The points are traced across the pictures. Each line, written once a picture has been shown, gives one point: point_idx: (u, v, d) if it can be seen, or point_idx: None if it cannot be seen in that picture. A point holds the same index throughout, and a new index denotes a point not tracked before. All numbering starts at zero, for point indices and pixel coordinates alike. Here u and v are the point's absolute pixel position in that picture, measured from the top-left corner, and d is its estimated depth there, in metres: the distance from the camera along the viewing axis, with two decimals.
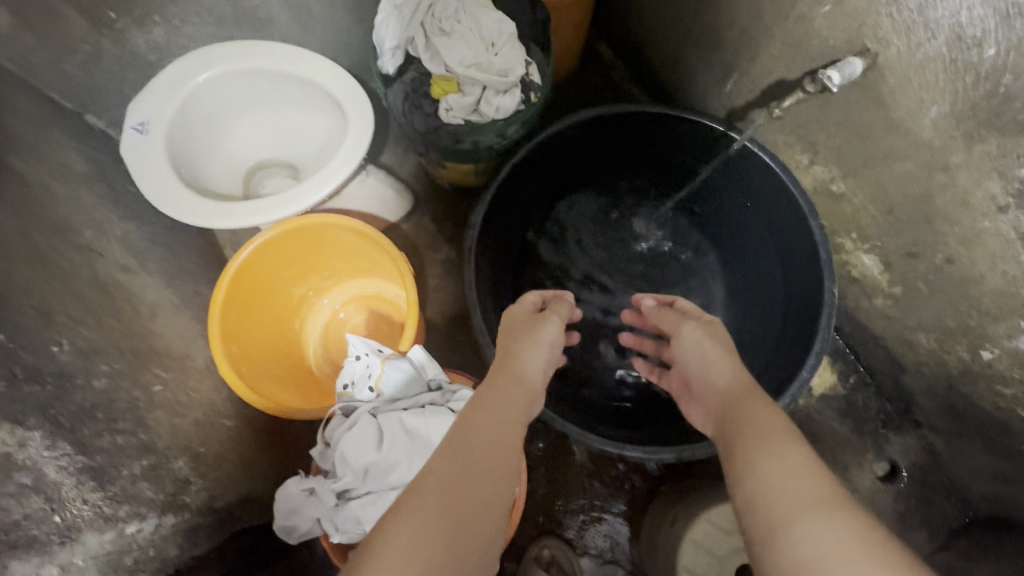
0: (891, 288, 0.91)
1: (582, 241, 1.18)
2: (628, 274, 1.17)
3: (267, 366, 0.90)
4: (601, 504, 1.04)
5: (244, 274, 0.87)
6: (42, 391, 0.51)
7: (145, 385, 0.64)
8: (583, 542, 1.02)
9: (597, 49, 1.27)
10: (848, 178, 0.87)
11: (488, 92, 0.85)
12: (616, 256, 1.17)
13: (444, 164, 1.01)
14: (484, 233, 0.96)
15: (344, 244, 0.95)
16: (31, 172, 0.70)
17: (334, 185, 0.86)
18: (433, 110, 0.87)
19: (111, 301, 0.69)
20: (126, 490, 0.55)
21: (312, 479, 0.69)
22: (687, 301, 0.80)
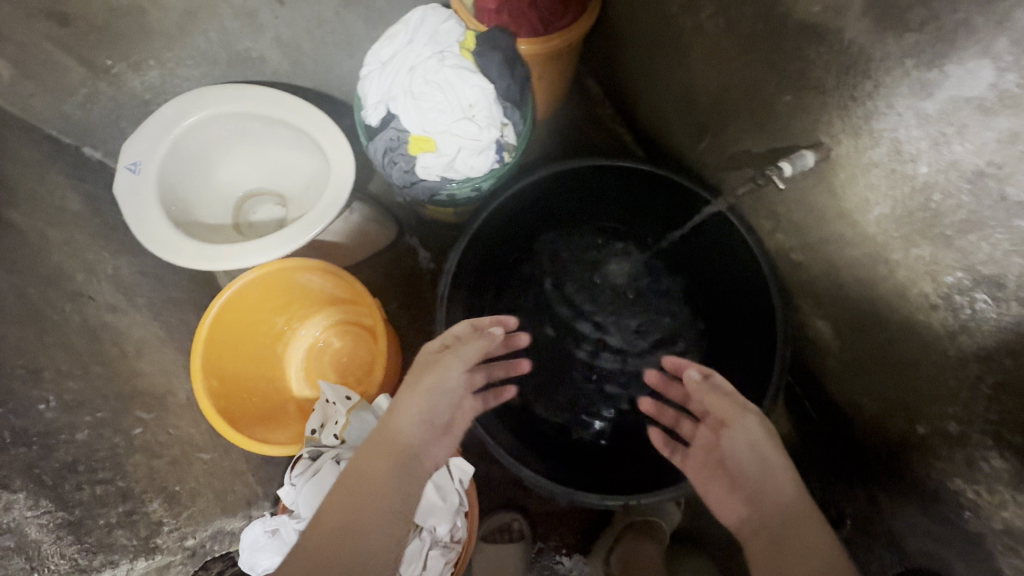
0: (842, 355, 0.95)
1: (561, 278, 1.18)
2: (603, 307, 1.16)
3: (244, 394, 0.97)
4: (574, 544, 1.08)
5: (225, 313, 0.93)
6: (28, 452, 0.59)
7: (127, 432, 0.70)
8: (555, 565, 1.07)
9: (585, 84, 1.28)
10: (805, 250, 0.91)
11: (464, 152, 0.89)
12: (593, 295, 1.17)
13: (425, 208, 1.07)
14: (459, 277, 1.01)
15: (323, 283, 1.01)
16: (28, 223, 0.75)
17: (312, 232, 0.90)
18: (410, 166, 0.91)
19: (100, 346, 0.74)
20: (101, 539, 0.64)
21: (275, 519, 0.75)
22: (722, 384, 0.77)
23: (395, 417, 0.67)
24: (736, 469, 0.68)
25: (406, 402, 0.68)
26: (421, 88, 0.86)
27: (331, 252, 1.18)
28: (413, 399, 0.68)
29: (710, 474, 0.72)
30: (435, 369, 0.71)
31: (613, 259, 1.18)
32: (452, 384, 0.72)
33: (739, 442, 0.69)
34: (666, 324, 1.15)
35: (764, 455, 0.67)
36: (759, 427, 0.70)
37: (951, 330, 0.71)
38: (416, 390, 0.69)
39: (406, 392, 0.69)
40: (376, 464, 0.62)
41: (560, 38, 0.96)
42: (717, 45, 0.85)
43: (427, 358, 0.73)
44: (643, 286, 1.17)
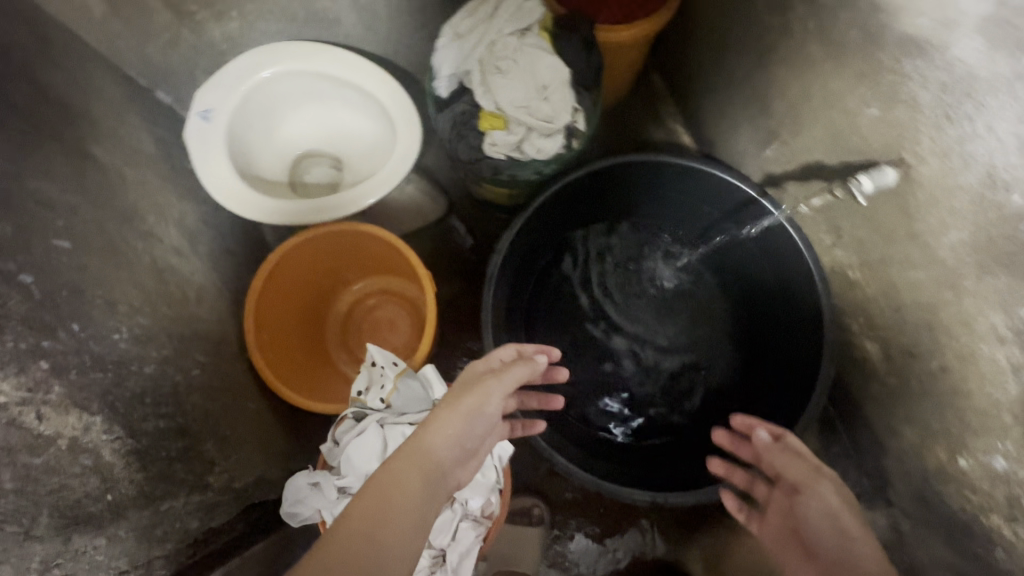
0: (889, 379, 0.93)
1: (604, 272, 1.17)
2: (644, 305, 1.16)
3: (289, 350, 0.98)
4: (593, 535, 1.09)
5: (279, 269, 0.94)
6: (104, 377, 0.59)
7: (186, 371, 0.72)
8: (570, 554, 1.08)
9: (649, 78, 1.27)
10: (864, 269, 0.89)
11: (533, 133, 0.89)
12: (632, 292, 1.17)
13: (480, 187, 1.08)
14: (508, 259, 1.01)
15: (376, 249, 1.01)
16: (108, 158, 0.77)
17: (373, 198, 0.92)
18: (478, 143, 0.91)
19: (166, 286, 0.76)
20: (162, 470, 0.62)
21: (319, 473, 0.78)
22: (802, 445, 0.76)
23: (432, 433, 0.65)
24: (816, 539, 0.67)
25: (446, 419, 0.67)
26: (498, 66, 0.88)
27: (380, 219, 1.20)
28: (452, 418, 0.67)
29: (789, 543, 0.71)
30: (477, 392, 0.70)
31: (659, 258, 1.17)
32: (488, 412, 0.71)
33: (813, 510, 0.69)
34: (707, 328, 1.15)
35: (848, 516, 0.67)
36: (828, 495, 0.69)
37: (1016, 364, 0.70)
38: (455, 410, 0.68)
39: (445, 409, 0.68)
40: (405, 485, 0.59)
41: (637, 27, 0.95)
42: (801, 52, 0.84)
43: (471, 380, 0.73)
44: (685, 286, 1.16)
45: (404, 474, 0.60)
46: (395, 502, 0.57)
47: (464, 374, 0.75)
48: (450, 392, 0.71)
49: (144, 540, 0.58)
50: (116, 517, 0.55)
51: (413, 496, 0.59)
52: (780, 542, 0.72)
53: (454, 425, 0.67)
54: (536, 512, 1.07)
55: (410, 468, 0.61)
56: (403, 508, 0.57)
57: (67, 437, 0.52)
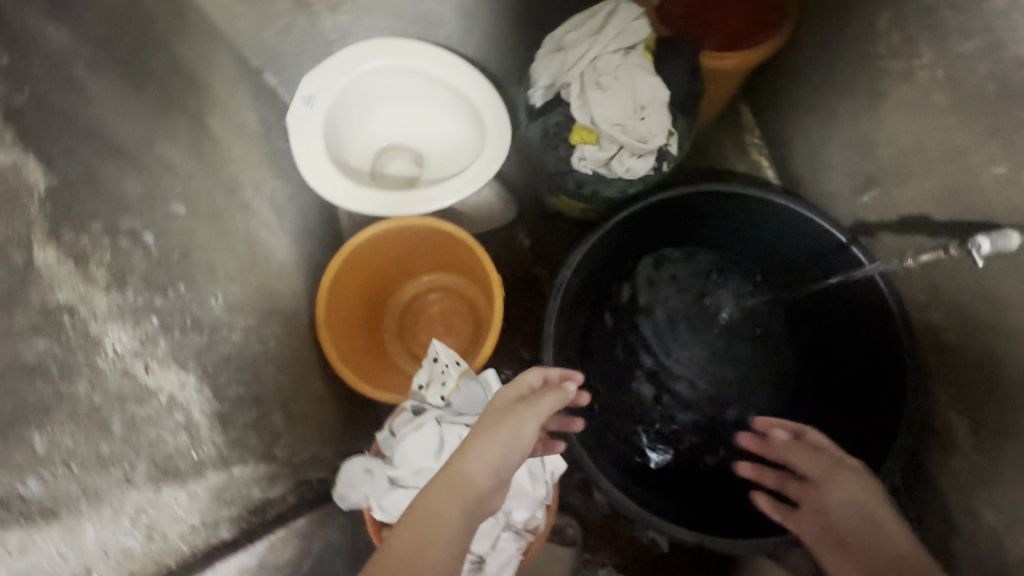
0: (972, 457, 0.84)
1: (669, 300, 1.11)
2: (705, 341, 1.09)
3: (353, 334, 1.00)
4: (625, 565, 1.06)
5: (357, 255, 0.97)
6: (200, 339, 0.62)
7: (266, 342, 0.75)
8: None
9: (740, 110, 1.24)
10: (961, 335, 0.84)
11: (624, 152, 0.87)
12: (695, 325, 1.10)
13: (556, 199, 1.07)
14: (576, 274, 0.97)
15: (449, 247, 1.03)
16: (222, 133, 0.81)
17: (455, 198, 0.93)
18: (567, 155, 0.91)
19: (256, 260, 0.80)
20: (238, 436, 0.64)
21: (372, 460, 0.78)
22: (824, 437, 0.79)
23: (468, 461, 0.61)
24: (843, 527, 0.69)
25: (481, 447, 0.62)
26: (600, 80, 0.86)
27: (452, 217, 1.22)
28: (490, 446, 0.62)
29: (820, 536, 0.71)
30: (512, 420, 0.66)
31: (728, 293, 1.10)
32: (524, 444, 0.66)
33: (836, 499, 0.71)
34: (771, 373, 1.08)
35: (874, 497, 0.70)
36: (848, 481, 0.72)
37: None
38: (491, 436, 0.63)
39: (479, 435, 0.63)
40: (446, 519, 0.54)
41: (740, 58, 0.93)
42: (921, 98, 0.79)
43: (505, 406, 0.68)
44: (753, 326, 1.09)
45: (444, 507, 0.55)
46: (434, 543, 0.52)
47: (491, 405, 0.70)
48: (480, 420, 0.67)
49: (216, 501, 0.60)
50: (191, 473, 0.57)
51: (453, 532, 0.54)
52: (811, 536, 0.72)
53: (491, 452, 0.62)
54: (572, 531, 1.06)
55: (448, 500, 0.56)
56: (444, 548, 0.53)
57: (164, 393, 0.55)
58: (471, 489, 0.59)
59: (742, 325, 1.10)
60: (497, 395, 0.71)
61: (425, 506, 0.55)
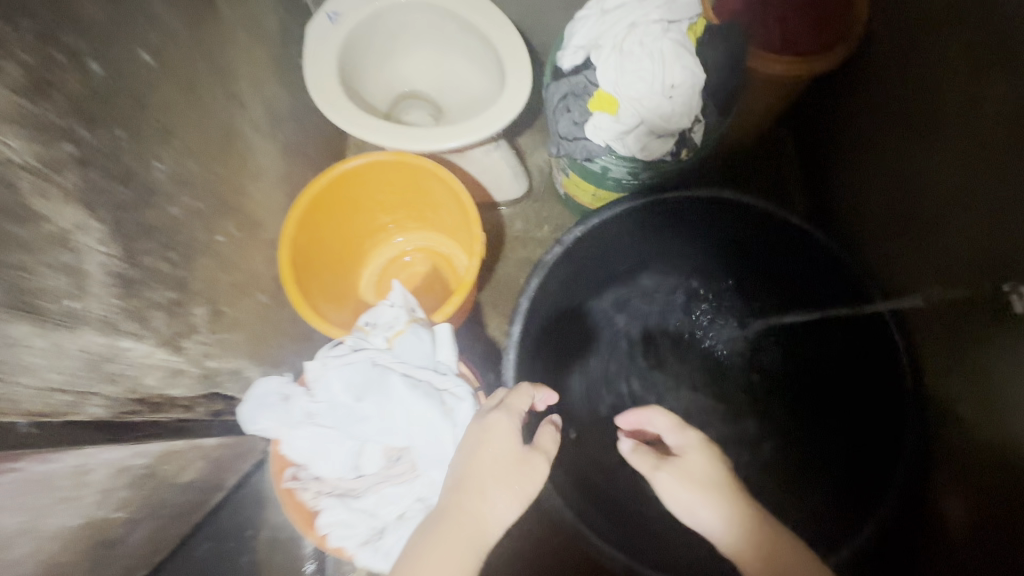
0: (969, 560, 0.71)
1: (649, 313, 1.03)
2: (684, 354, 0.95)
3: (323, 266, 0.96)
4: None
5: (344, 184, 0.91)
6: (124, 192, 0.54)
7: (211, 232, 0.69)
8: None
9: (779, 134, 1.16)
10: (983, 409, 0.71)
11: (644, 129, 0.80)
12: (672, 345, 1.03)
13: (568, 173, 0.99)
14: (560, 261, 0.81)
15: (439, 202, 0.97)
16: (228, 13, 0.77)
17: (460, 143, 0.86)
18: (581, 121, 0.83)
19: (227, 147, 0.74)
20: (140, 310, 0.56)
21: (293, 387, 0.71)
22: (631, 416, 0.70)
23: (480, 510, 0.55)
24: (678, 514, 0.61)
25: (494, 512, 0.55)
26: (633, 47, 0.80)
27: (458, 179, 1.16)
28: (505, 495, 0.56)
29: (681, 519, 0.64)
30: (525, 471, 0.57)
31: (718, 318, 1.02)
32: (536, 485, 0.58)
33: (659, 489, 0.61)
34: (751, 414, 0.98)
35: (710, 483, 0.59)
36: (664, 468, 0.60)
37: None
38: (501, 484, 0.56)
39: (490, 484, 0.56)
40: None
41: (788, 65, 0.87)
42: (975, 130, 0.70)
43: (513, 454, 0.58)
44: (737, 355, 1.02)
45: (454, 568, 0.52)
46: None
47: (488, 449, 0.58)
48: (483, 461, 0.57)
49: (87, 370, 0.52)
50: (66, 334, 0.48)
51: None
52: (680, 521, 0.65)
53: (500, 501, 0.56)
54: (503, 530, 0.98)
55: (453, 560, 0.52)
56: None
57: (56, 226, 0.46)
58: (482, 537, 0.54)
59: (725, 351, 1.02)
60: (489, 422, 0.60)
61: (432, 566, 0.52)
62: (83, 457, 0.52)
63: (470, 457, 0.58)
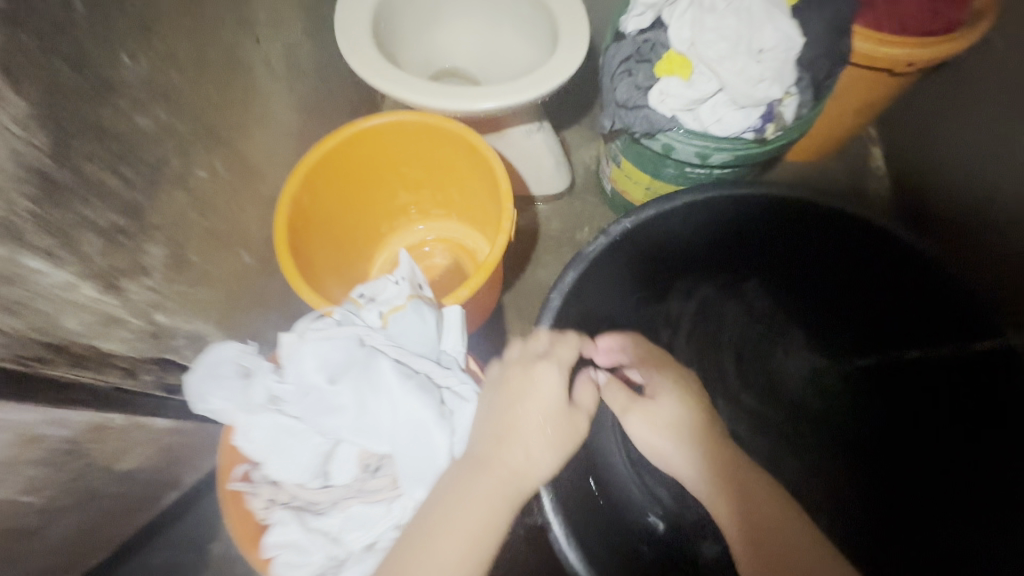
0: None
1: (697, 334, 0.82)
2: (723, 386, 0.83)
3: (331, 241, 0.83)
4: None
5: (360, 145, 0.78)
6: (70, 75, 0.43)
7: (189, 162, 0.57)
8: None
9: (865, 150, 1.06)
10: None
11: (721, 98, 0.66)
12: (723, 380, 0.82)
13: (621, 160, 0.85)
14: (602, 259, 0.62)
15: (470, 180, 0.85)
16: None
17: (497, 105, 0.73)
18: (645, 87, 0.69)
19: (231, 74, 0.63)
20: (64, 226, 0.43)
21: (258, 360, 0.57)
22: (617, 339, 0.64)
23: (516, 460, 0.45)
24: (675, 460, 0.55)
25: (534, 460, 0.46)
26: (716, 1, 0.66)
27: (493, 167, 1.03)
28: (545, 444, 0.46)
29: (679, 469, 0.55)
30: (563, 423, 0.48)
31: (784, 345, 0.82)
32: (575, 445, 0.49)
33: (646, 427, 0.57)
34: (818, 466, 0.77)
35: (686, 427, 0.56)
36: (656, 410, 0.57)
37: None
38: (541, 434, 0.47)
39: (534, 433, 0.46)
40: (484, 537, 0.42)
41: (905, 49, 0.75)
42: None
43: (556, 409, 0.48)
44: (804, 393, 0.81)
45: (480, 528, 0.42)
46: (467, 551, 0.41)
47: (531, 394, 0.48)
48: (523, 406, 0.48)
49: None
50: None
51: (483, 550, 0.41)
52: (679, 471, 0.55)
53: (534, 454, 0.46)
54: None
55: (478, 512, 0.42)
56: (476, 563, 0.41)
57: None
58: (517, 488, 0.44)
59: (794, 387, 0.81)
60: (532, 369, 0.50)
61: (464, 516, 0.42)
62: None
63: (509, 405, 0.48)
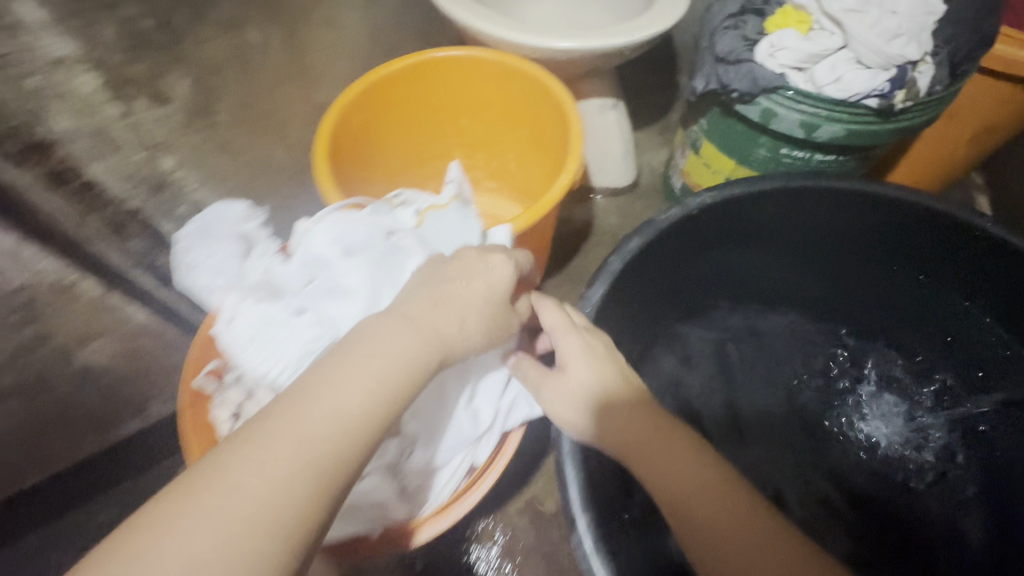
0: None
1: (779, 366, 0.79)
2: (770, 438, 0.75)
3: (371, 174, 0.74)
4: None
5: (426, 73, 0.70)
6: None
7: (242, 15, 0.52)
8: None
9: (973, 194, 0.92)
10: None
11: (839, 56, 0.59)
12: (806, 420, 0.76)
13: (702, 144, 0.76)
14: (672, 236, 0.62)
15: (537, 137, 0.75)
16: None
17: (579, 44, 0.68)
18: (754, 40, 0.62)
19: None
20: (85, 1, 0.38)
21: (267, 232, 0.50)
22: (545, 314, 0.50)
23: (442, 332, 0.41)
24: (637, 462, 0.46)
25: (465, 331, 0.42)
26: None
27: None
28: (477, 316, 0.43)
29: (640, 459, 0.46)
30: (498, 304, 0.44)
31: (868, 387, 0.77)
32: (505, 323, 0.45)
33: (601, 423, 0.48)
34: (912, 499, 0.71)
35: (625, 417, 0.48)
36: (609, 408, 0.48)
37: None
38: (473, 302, 0.43)
39: (466, 303, 0.42)
40: (352, 428, 0.35)
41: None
42: None
43: (497, 294, 0.44)
44: (903, 440, 0.74)
45: (361, 414, 0.36)
46: (327, 440, 0.34)
47: (471, 275, 0.44)
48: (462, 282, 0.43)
49: None
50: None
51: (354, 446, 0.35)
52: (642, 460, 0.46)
53: (461, 334, 0.42)
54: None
55: (349, 392, 0.36)
56: (346, 452, 0.34)
57: None
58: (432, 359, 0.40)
59: (884, 433, 0.74)
60: (484, 259, 0.45)
61: (340, 393, 0.35)
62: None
63: (431, 282, 0.43)
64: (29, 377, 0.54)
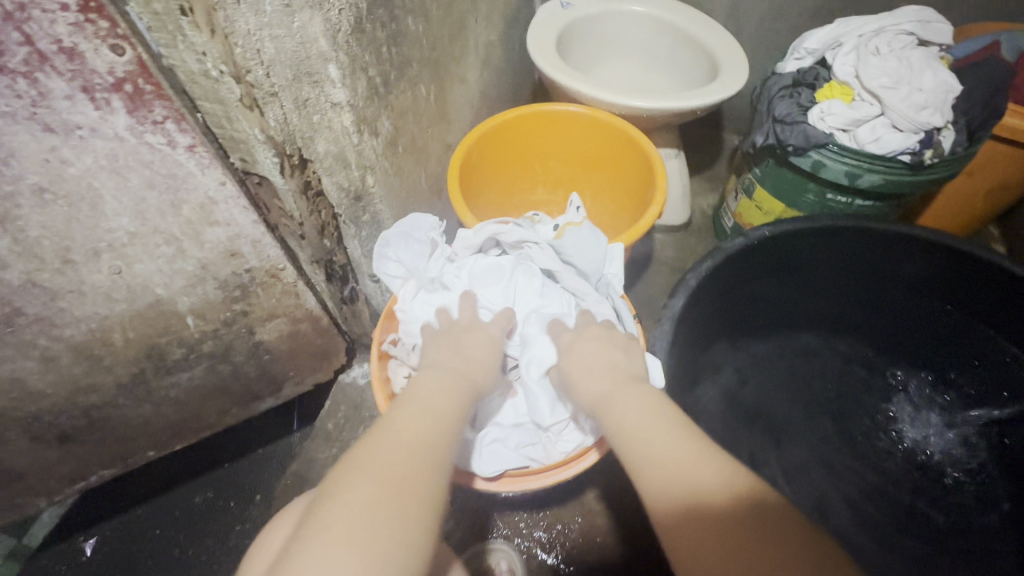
0: None
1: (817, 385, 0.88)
2: (811, 444, 0.83)
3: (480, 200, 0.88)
4: None
5: (532, 121, 0.86)
6: None
7: (423, 77, 0.68)
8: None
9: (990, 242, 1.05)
10: None
11: (879, 120, 0.73)
12: (845, 432, 0.84)
13: (755, 189, 0.91)
14: (735, 261, 0.75)
15: (617, 177, 0.90)
16: None
17: (650, 103, 0.84)
18: (806, 107, 0.78)
19: (462, 35, 0.76)
20: (354, 67, 0.53)
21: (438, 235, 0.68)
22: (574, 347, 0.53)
23: (474, 372, 0.51)
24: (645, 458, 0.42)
25: (483, 373, 0.52)
26: (879, 48, 0.75)
27: None
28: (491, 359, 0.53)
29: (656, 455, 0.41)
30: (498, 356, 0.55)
31: (896, 402, 0.85)
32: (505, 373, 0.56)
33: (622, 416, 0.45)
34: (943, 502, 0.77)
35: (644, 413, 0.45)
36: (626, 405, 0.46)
37: None
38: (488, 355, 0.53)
39: (480, 353, 0.53)
40: (438, 433, 0.43)
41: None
42: None
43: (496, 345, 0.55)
44: (935, 448, 0.81)
45: (439, 423, 0.43)
46: (425, 451, 0.40)
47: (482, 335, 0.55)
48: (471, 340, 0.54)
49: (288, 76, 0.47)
50: (304, 21, 0.45)
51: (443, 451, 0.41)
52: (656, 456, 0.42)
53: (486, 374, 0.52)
54: (556, 563, 0.76)
55: (426, 413, 0.43)
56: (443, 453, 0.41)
57: None
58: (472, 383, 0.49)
59: (916, 444, 0.82)
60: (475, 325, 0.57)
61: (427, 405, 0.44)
62: (220, 179, 0.49)
63: (443, 343, 0.54)
64: (221, 346, 0.68)
